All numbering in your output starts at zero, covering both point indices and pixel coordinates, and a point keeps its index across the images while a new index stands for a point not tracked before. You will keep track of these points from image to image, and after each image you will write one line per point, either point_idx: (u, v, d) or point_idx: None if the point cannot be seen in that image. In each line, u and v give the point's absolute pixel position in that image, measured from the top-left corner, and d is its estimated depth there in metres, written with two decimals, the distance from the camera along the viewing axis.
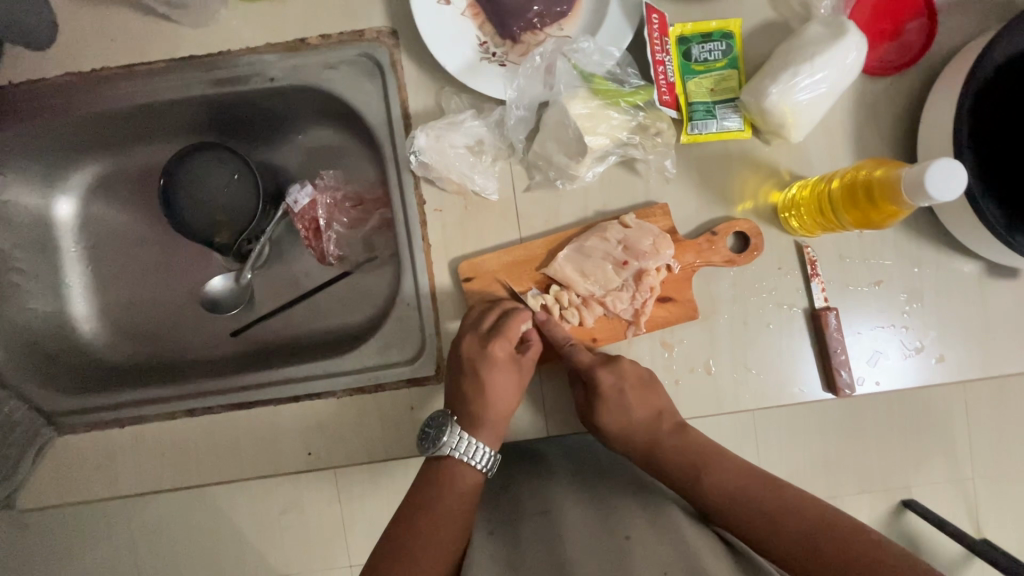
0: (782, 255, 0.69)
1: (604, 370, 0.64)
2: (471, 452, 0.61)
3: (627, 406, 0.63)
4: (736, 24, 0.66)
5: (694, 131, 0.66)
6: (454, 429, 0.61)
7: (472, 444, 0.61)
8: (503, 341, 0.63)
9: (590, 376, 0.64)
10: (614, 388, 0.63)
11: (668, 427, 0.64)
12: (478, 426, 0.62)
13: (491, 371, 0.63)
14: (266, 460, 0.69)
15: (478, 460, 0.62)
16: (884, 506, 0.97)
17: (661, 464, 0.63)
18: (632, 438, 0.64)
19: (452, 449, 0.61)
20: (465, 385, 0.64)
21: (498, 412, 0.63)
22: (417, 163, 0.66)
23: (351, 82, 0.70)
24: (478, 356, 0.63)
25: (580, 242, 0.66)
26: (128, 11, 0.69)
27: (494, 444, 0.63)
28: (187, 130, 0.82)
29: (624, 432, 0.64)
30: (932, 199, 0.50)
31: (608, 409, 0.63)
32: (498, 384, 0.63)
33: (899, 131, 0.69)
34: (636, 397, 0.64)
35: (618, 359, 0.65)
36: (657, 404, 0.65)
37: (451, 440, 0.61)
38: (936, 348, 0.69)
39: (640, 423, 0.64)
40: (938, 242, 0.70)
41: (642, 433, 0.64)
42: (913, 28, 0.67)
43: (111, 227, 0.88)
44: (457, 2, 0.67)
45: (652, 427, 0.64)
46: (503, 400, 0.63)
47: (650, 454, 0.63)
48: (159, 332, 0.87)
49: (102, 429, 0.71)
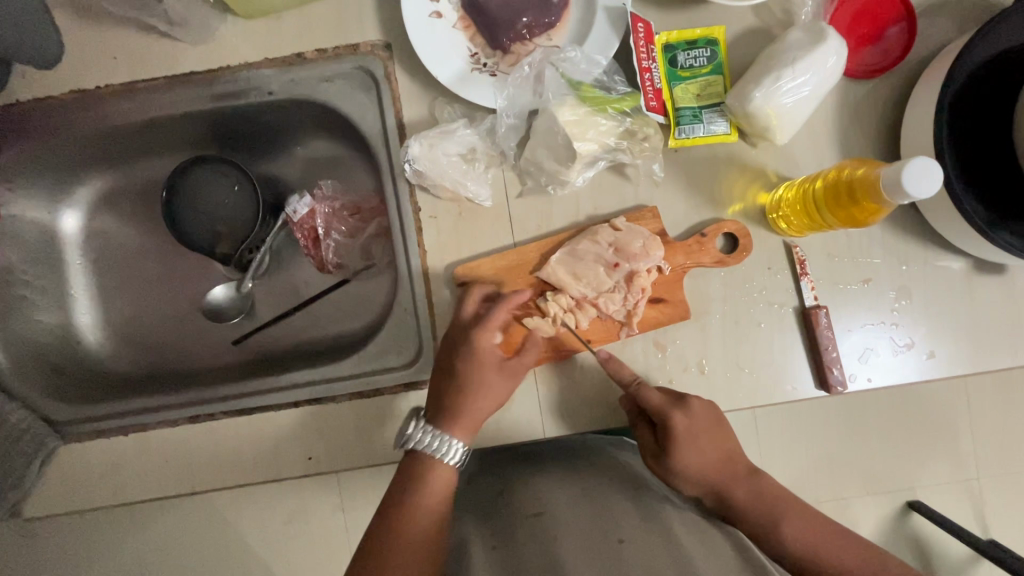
0: (771, 255, 0.70)
1: (678, 412, 0.63)
2: (437, 446, 0.62)
3: (701, 448, 0.63)
4: (720, 31, 0.68)
5: (682, 135, 0.68)
6: (419, 424, 0.63)
7: (436, 436, 0.62)
8: (490, 334, 0.64)
9: (662, 418, 0.63)
10: (688, 431, 0.63)
11: (741, 469, 0.65)
12: (449, 423, 0.62)
13: (475, 365, 0.63)
14: (267, 465, 0.71)
15: (448, 456, 0.62)
16: (891, 507, 1.01)
17: (734, 508, 0.63)
18: (703, 479, 0.64)
19: (419, 444, 0.62)
20: (443, 385, 0.64)
21: (474, 407, 0.63)
22: (411, 171, 0.69)
23: (347, 95, 0.72)
24: (457, 352, 0.64)
25: (572, 246, 0.68)
26: (131, 30, 0.71)
27: (467, 440, 0.63)
28: (189, 145, 0.84)
29: (698, 474, 0.64)
30: (910, 196, 0.52)
31: (682, 451, 0.63)
32: (477, 381, 0.63)
33: (882, 132, 0.70)
34: (709, 438, 0.64)
35: (688, 400, 0.65)
36: (727, 445, 0.65)
37: (417, 436, 0.62)
38: (927, 344, 0.70)
39: (712, 465, 0.64)
40: (925, 239, 0.71)
41: (713, 474, 0.64)
42: (893, 34, 0.69)
43: (115, 240, 0.89)
44: (448, 15, 0.69)
45: (723, 468, 0.64)
46: (490, 395, 0.63)
47: (722, 496, 0.64)
48: (162, 343, 0.88)
49: (106, 437, 0.72)
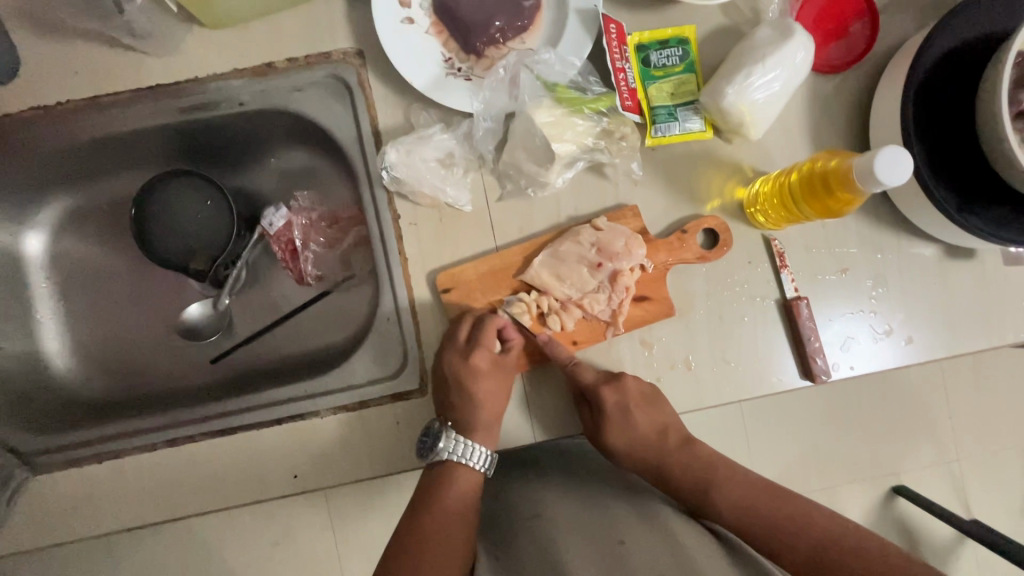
0: (751, 249, 0.71)
1: (608, 389, 0.64)
2: (467, 453, 0.64)
3: (633, 424, 0.64)
4: (690, 31, 0.69)
5: (658, 133, 0.68)
6: (449, 436, 0.63)
7: (466, 446, 0.63)
8: (482, 351, 0.65)
9: (594, 396, 0.64)
10: (618, 407, 0.63)
11: (673, 439, 0.66)
12: (472, 431, 0.64)
13: (474, 382, 0.64)
14: (251, 485, 0.68)
15: (475, 460, 0.64)
16: (875, 495, 1.06)
17: (671, 478, 0.65)
18: (639, 453, 0.66)
19: (450, 453, 0.63)
20: (453, 398, 0.66)
21: (490, 414, 0.65)
22: (389, 178, 0.67)
23: (321, 104, 0.71)
24: (458, 368, 0.65)
25: (555, 248, 0.68)
26: (92, 43, 0.69)
27: (490, 442, 0.66)
28: (157, 160, 0.81)
29: (633, 448, 0.66)
30: (884, 184, 0.52)
31: (614, 427, 0.64)
32: (486, 392, 0.65)
33: (852, 125, 0.72)
34: (640, 413, 0.65)
35: (621, 377, 0.65)
36: (662, 420, 0.65)
37: (448, 446, 0.63)
38: (905, 331, 0.72)
39: (646, 438, 0.65)
40: (898, 227, 0.72)
41: (647, 447, 0.66)
42: (858, 28, 0.71)
43: (82, 261, 0.86)
44: (420, 20, 0.69)
45: (657, 442, 0.66)
46: (492, 406, 0.65)
47: (661, 472, 0.65)
48: (135, 365, 0.85)
49: (78, 467, 0.69)
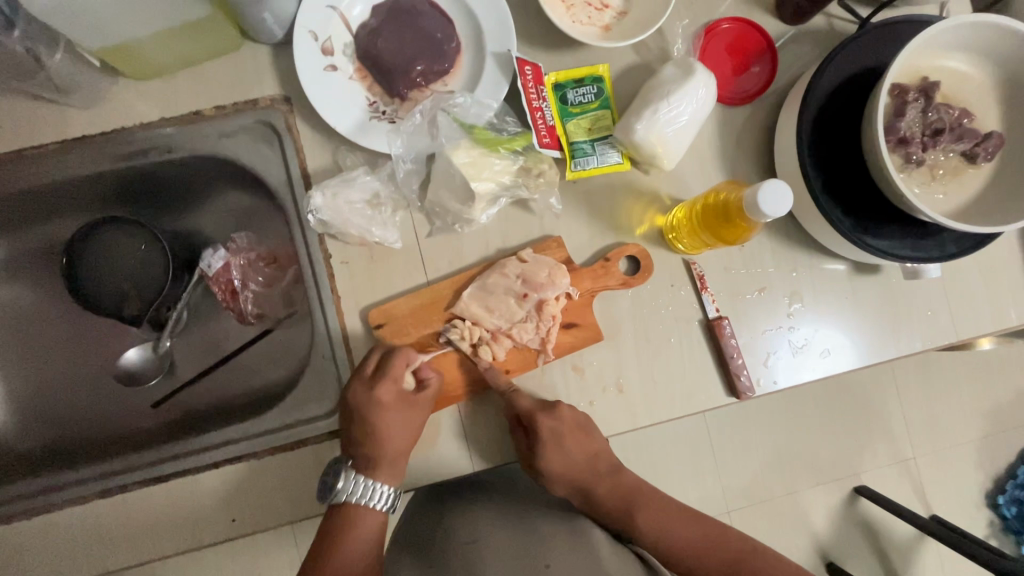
0: (673, 272, 0.75)
1: (544, 416, 0.65)
2: (368, 494, 0.65)
3: (566, 450, 0.65)
4: (603, 69, 0.73)
5: (578, 167, 0.72)
6: (350, 475, 0.65)
7: (366, 486, 0.64)
8: (388, 383, 0.65)
9: (529, 422, 0.65)
10: (553, 433, 0.65)
11: (605, 466, 0.68)
12: (374, 468, 0.65)
13: (378, 415, 0.64)
14: (188, 531, 0.68)
15: (378, 500, 0.65)
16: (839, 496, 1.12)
17: (598, 501, 0.68)
18: (570, 478, 0.67)
19: (350, 494, 0.64)
20: (357, 432, 0.65)
21: (393, 451, 0.65)
22: (315, 221, 0.69)
23: (251, 150, 0.73)
24: (364, 401, 0.65)
25: (482, 280, 0.70)
26: (14, 98, 0.69)
27: (393, 482, 0.66)
28: (91, 206, 0.82)
29: (564, 473, 0.67)
30: (766, 215, 0.56)
31: (548, 454, 0.65)
32: (390, 428, 0.64)
33: (760, 152, 0.76)
34: (573, 440, 0.66)
35: (556, 406, 0.66)
36: (595, 447, 0.67)
37: (348, 486, 0.64)
38: (823, 344, 0.76)
39: (577, 464, 0.67)
40: (810, 247, 0.77)
41: (579, 473, 0.67)
42: (755, 72, 0.76)
43: (14, 310, 0.85)
44: (344, 67, 0.71)
45: (589, 467, 0.67)
46: (397, 440, 0.65)
47: (587, 495, 0.68)
48: (70, 413, 0.84)
49: (7, 523, 0.68)
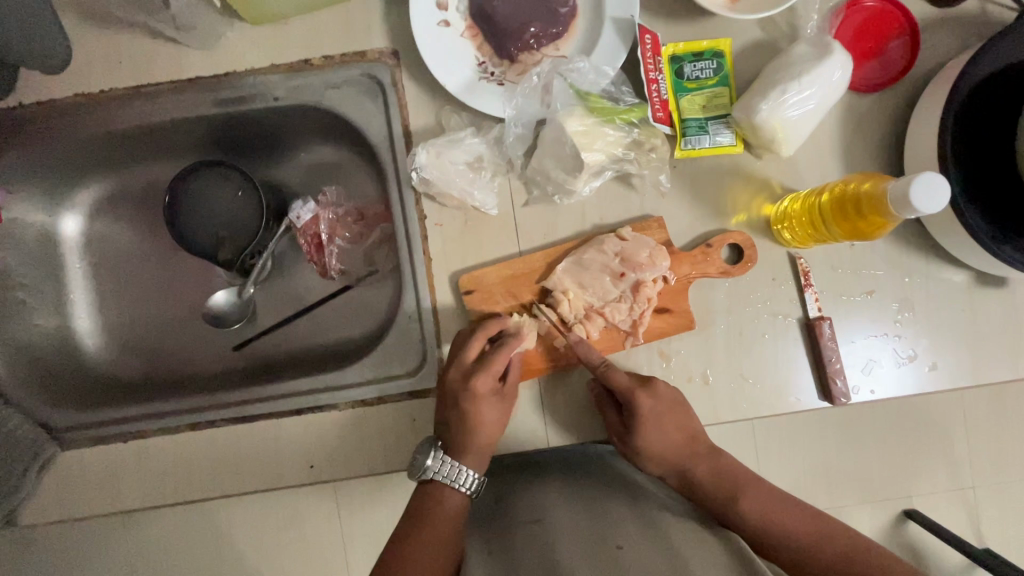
0: (776, 265, 0.71)
1: (643, 394, 0.64)
2: (454, 474, 0.62)
3: (665, 429, 0.64)
4: (726, 44, 0.69)
5: (688, 146, 0.68)
6: (438, 454, 0.63)
7: (453, 466, 0.62)
8: (487, 375, 0.63)
9: (628, 400, 0.64)
10: (653, 412, 0.63)
11: (703, 447, 0.65)
12: (465, 454, 0.64)
13: (473, 404, 0.63)
14: (270, 473, 0.70)
15: (462, 483, 0.63)
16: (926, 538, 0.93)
17: (696, 483, 0.65)
18: (667, 459, 0.65)
19: (436, 473, 0.62)
20: (449, 417, 0.65)
21: (484, 441, 0.64)
22: (418, 179, 0.68)
23: (354, 103, 0.72)
24: (459, 388, 0.64)
25: (578, 255, 0.68)
26: (136, 34, 0.71)
27: (479, 468, 0.64)
28: (192, 149, 0.83)
29: (662, 455, 0.64)
30: (916, 211, 0.53)
31: (647, 433, 0.63)
32: (483, 418, 0.64)
33: (886, 146, 0.71)
34: (673, 419, 0.64)
35: (653, 382, 0.65)
36: (692, 426, 0.65)
37: (435, 465, 0.63)
38: (929, 356, 0.71)
39: (676, 446, 0.64)
40: (927, 252, 0.71)
41: (676, 455, 0.64)
42: (896, 47, 0.70)
43: (115, 243, 0.89)
44: (456, 24, 0.69)
45: (686, 448, 0.65)
46: (487, 430, 0.64)
47: (683, 475, 0.65)
48: (161, 348, 0.88)
49: (104, 443, 0.72)
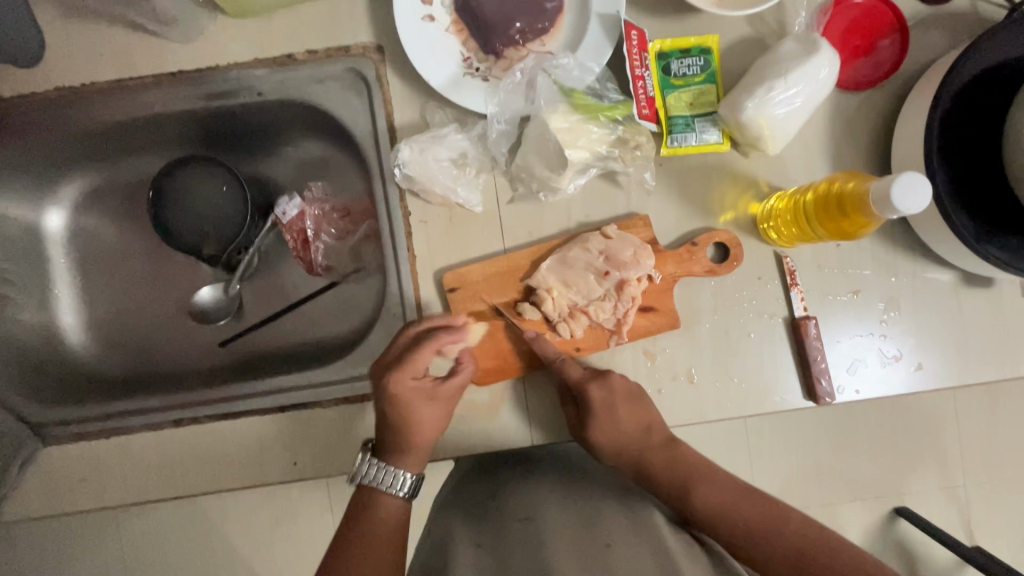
0: (762, 264, 0.70)
1: (594, 385, 0.64)
2: (386, 479, 0.62)
3: (618, 419, 0.64)
4: (713, 40, 0.68)
5: (674, 143, 0.68)
6: (366, 459, 0.63)
7: (383, 470, 0.62)
8: (402, 374, 0.63)
9: (581, 392, 0.65)
10: (604, 403, 0.64)
11: (658, 438, 0.65)
12: (399, 454, 0.63)
13: (399, 404, 0.63)
14: (251, 471, 0.70)
15: (399, 487, 0.62)
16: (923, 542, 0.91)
17: (652, 474, 0.64)
18: (620, 451, 0.65)
19: (366, 479, 0.62)
20: (384, 418, 0.64)
21: (420, 440, 0.64)
22: (401, 176, 0.68)
23: (338, 97, 0.71)
24: (406, 388, 0.63)
25: (561, 253, 0.67)
26: (118, 28, 0.70)
27: (416, 469, 0.63)
28: (177, 144, 0.83)
29: (616, 445, 0.65)
30: (900, 210, 0.52)
31: (600, 424, 0.64)
32: (425, 418, 0.63)
33: (874, 144, 0.70)
34: (626, 410, 0.65)
35: (607, 374, 0.66)
36: (646, 418, 0.65)
37: (364, 470, 0.63)
38: (915, 356, 0.71)
39: (630, 437, 0.65)
40: (914, 252, 0.71)
41: (632, 446, 0.65)
42: (885, 44, 0.69)
43: (99, 238, 0.88)
44: (441, 19, 0.69)
45: (641, 439, 0.65)
46: (424, 430, 0.64)
47: (639, 467, 0.65)
48: (147, 344, 0.87)
49: (86, 440, 0.71)
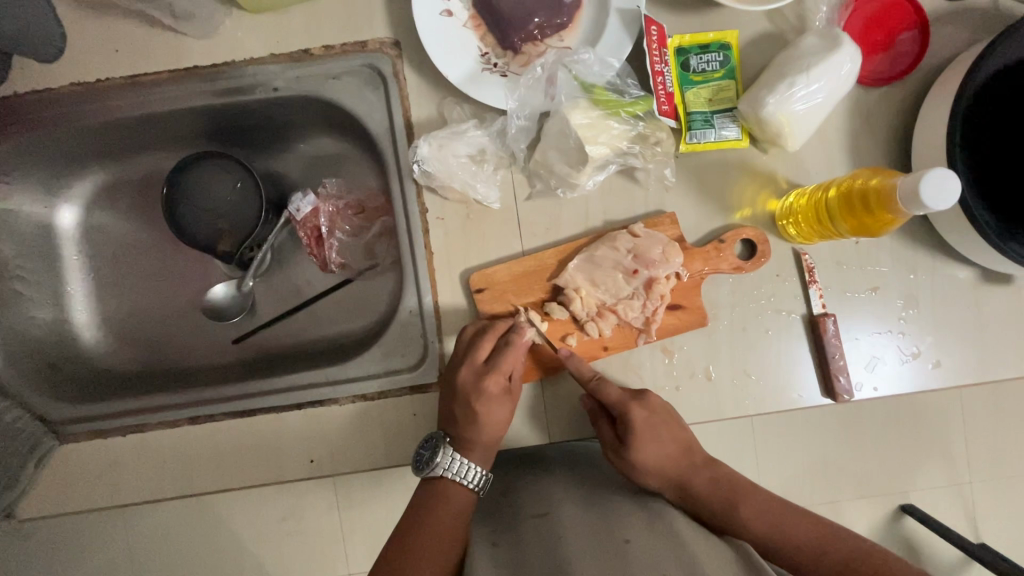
0: (781, 261, 0.70)
1: (637, 404, 0.63)
2: (461, 471, 0.62)
3: (661, 440, 0.62)
4: (733, 35, 0.68)
5: (693, 139, 0.67)
6: (447, 451, 0.62)
7: (461, 463, 0.62)
8: (498, 375, 0.63)
9: (621, 411, 0.63)
10: (647, 422, 0.62)
11: (698, 459, 0.64)
12: (470, 450, 0.63)
13: (484, 403, 0.63)
14: (268, 468, 0.69)
15: (469, 480, 0.62)
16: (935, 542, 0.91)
17: (697, 498, 0.62)
18: (662, 473, 0.63)
19: (445, 469, 0.62)
20: (457, 414, 0.64)
21: (489, 439, 0.64)
22: (420, 172, 0.67)
23: (355, 93, 0.71)
24: (473, 387, 0.63)
25: (590, 252, 0.67)
26: (134, 22, 0.70)
27: (485, 465, 0.64)
28: (191, 140, 0.82)
29: (658, 469, 0.63)
30: (927, 207, 0.52)
31: (643, 445, 0.62)
32: (490, 417, 0.63)
33: (893, 141, 0.70)
34: (667, 431, 0.63)
35: (646, 394, 0.65)
36: (686, 438, 0.64)
37: (444, 462, 0.62)
38: (933, 354, 0.70)
39: (671, 459, 0.63)
40: (933, 249, 0.71)
41: (674, 468, 0.63)
42: (906, 40, 0.69)
43: (113, 234, 0.88)
44: (459, 14, 0.68)
45: (682, 461, 0.63)
46: (494, 429, 0.64)
47: (683, 491, 0.63)
48: (160, 341, 0.87)
49: (103, 437, 0.71)
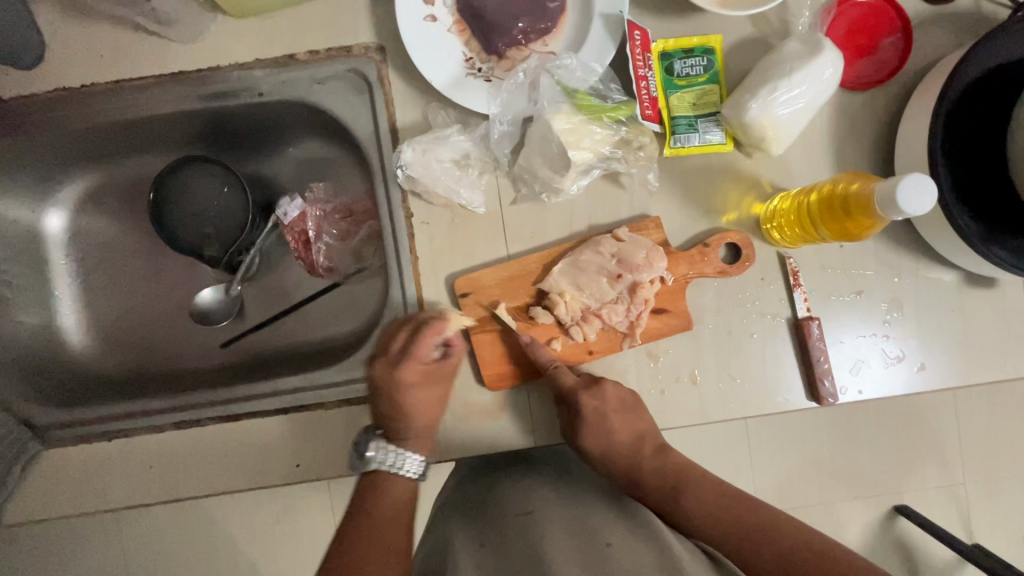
0: (766, 265, 0.70)
1: (587, 394, 0.64)
2: (398, 462, 0.63)
3: (609, 429, 0.64)
4: (716, 40, 0.68)
5: (677, 144, 0.68)
6: (379, 445, 0.63)
7: (397, 454, 0.62)
8: (413, 362, 0.64)
9: (574, 400, 0.64)
10: (596, 413, 0.64)
11: (648, 447, 0.66)
12: (405, 439, 0.64)
13: (409, 390, 0.64)
14: (254, 472, 0.69)
15: (409, 469, 0.63)
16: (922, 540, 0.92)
17: (641, 481, 0.65)
18: (610, 458, 0.65)
19: (381, 463, 0.62)
20: (384, 406, 0.65)
21: (421, 423, 0.65)
22: (404, 177, 0.68)
23: (339, 97, 0.71)
24: (390, 377, 0.65)
25: (575, 257, 0.67)
26: (118, 28, 0.70)
27: (423, 451, 0.65)
28: (178, 144, 0.82)
29: (605, 453, 0.65)
30: (905, 213, 0.53)
31: (590, 432, 0.64)
32: (420, 400, 0.65)
33: (877, 145, 0.70)
34: (619, 420, 0.65)
35: (602, 383, 0.65)
36: (640, 427, 0.66)
37: (378, 455, 0.63)
38: (918, 357, 0.70)
39: (619, 446, 0.65)
40: (917, 252, 0.71)
41: (624, 454, 0.65)
42: (889, 44, 0.69)
43: (101, 239, 0.88)
44: (443, 18, 0.68)
45: (632, 447, 0.65)
46: (424, 415, 0.65)
47: (628, 474, 0.65)
48: (148, 345, 0.87)
49: (89, 442, 0.71)
